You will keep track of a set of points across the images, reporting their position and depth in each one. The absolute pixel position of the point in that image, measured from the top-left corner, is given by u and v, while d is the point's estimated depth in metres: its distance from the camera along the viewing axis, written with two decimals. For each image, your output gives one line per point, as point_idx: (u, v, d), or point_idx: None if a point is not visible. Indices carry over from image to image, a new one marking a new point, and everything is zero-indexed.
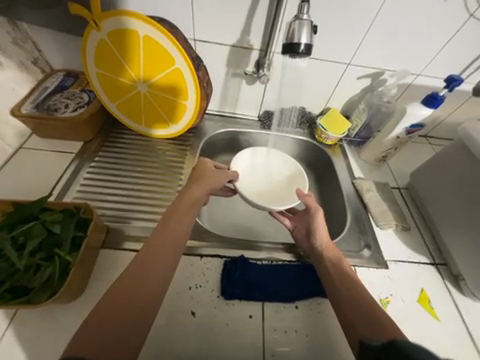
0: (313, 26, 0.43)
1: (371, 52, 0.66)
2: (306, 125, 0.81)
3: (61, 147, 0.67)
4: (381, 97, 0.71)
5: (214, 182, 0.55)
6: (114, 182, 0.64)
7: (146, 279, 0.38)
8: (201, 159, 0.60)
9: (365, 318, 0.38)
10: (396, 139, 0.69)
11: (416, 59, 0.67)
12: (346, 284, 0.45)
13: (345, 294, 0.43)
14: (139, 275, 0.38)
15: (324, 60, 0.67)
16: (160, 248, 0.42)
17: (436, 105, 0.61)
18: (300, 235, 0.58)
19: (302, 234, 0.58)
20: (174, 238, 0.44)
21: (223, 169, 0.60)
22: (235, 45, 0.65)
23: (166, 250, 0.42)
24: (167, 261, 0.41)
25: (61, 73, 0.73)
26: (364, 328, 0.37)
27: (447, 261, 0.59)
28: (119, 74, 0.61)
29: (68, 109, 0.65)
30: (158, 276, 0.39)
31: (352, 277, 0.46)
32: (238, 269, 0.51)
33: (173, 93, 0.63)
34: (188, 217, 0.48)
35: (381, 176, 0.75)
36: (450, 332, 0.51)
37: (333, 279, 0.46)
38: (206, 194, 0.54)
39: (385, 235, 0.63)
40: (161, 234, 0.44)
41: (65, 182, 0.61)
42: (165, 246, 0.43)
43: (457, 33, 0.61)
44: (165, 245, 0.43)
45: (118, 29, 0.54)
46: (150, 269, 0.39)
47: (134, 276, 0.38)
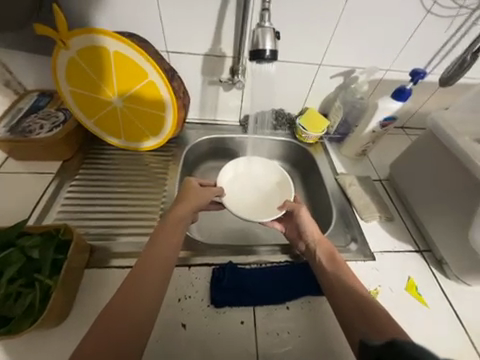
0: (275, 32, 0.45)
1: (340, 52, 0.68)
2: (287, 126, 0.82)
3: (39, 168, 0.66)
4: (354, 94, 0.74)
5: (200, 200, 0.55)
6: (97, 199, 0.63)
7: (140, 297, 0.38)
8: (187, 179, 0.60)
9: (358, 314, 0.41)
10: (372, 133, 0.71)
11: (383, 55, 0.70)
12: (338, 280, 0.46)
13: (342, 296, 0.44)
14: (132, 294, 0.38)
15: (296, 63, 0.69)
16: (150, 263, 0.42)
17: (405, 98, 0.64)
18: (293, 236, 0.60)
19: (295, 235, 0.59)
20: (164, 251, 0.44)
21: (208, 186, 0.60)
22: (208, 53, 0.66)
23: (156, 264, 0.42)
24: (155, 282, 0.40)
25: (35, 93, 0.72)
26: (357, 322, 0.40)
27: (431, 247, 0.61)
28: (96, 92, 0.61)
29: (44, 129, 0.64)
30: (152, 291, 0.39)
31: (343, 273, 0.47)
32: (227, 276, 0.51)
33: (149, 105, 0.63)
34: (178, 229, 0.49)
35: (363, 170, 0.77)
36: (439, 317, 0.52)
37: (325, 276, 0.48)
38: (194, 207, 0.54)
39: (370, 227, 0.64)
40: (149, 249, 0.44)
41: (45, 204, 0.60)
42: (156, 261, 0.43)
43: (417, 29, 0.65)
44: (155, 259, 0.43)
45: (88, 47, 0.54)
46: (143, 285, 0.39)
47: (123, 303, 0.37)
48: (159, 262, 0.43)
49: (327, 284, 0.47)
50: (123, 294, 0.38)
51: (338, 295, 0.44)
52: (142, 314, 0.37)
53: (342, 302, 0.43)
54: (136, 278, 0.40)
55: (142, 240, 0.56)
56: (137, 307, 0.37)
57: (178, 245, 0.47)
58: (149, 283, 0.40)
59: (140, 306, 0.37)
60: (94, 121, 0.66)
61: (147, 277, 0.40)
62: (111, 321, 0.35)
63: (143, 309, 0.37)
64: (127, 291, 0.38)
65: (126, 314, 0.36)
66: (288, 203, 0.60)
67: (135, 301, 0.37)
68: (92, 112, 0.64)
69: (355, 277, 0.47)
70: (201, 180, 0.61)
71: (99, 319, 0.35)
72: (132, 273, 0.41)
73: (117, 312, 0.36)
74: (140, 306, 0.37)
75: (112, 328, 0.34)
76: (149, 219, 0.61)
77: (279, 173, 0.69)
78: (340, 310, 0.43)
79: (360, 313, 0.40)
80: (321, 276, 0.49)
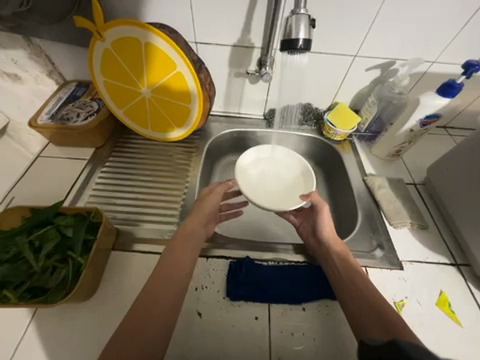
0: (310, 20, 0.42)
1: (379, 42, 0.62)
2: (313, 122, 0.79)
3: (74, 154, 0.71)
4: (392, 89, 0.67)
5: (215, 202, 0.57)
6: (124, 187, 0.66)
7: (163, 299, 0.41)
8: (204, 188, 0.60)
9: (369, 316, 0.40)
10: (409, 132, 0.65)
11: (431, 45, 0.63)
12: (348, 283, 0.45)
13: (356, 298, 0.43)
14: (158, 289, 0.41)
15: (328, 54, 0.65)
16: (170, 265, 0.44)
17: (453, 94, 0.57)
18: (305, 233, 0.59)
19: (307, 233, 0.58)
20: (185, 255, 0.47)
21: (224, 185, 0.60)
22: (236, 44, 0.64)
23: (176, 267, 0.44)
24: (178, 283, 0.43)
25: (73, 84, 0.77)
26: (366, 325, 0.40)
27: (470, 262, 0.55)
28: (126, 83, 0.63)
29: (80, 118, 0.68)
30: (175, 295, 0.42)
31: (357, 275, 0.46)
32: (243, 270, 0.51)
33: (176, 97, 0.64)
34: (197, 235, 0.51)
35: (395, 172, 0.71)
36: (475, 338, 0.47)
37: (334, 280, 0.47)
38: (209, 214, 0.55)
39: (399, 234, 0.59)
40: (169, 251, 0.47)
41: (79, 188, 0.64)
42: (177, 264, 0.45)
43: (476, 14, 0.57)
44: (178, 262, 0.45)
45: (121, 38, 0.56)
46: (166, 286, 0.42)
47: (150, 297, 0.40)
48: (179, 265, 0.45)
49: (340, 288, 0.46)
50: (146, 295, 0.40)
51: (354, 301, 0.43)
52: (166, 316, 0.40)
53: (351, 305, 0.43)
54: (156, 279, 0.42)
55: (164, 227, 0.59)
56: (162, 309, 0.40)
57: (196, 252, 0.49)
58: (170, 287, 0.42)
59: (164, 308, 0.40)
60: (123, 110, 0.68)
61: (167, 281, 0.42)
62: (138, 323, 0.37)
63: (165, 312, 0.40)
64: (149, 293, 0.41)
65: (151, 316, 0.39)
66: (313, 196, 0.58)
67: (158, 304, 0.40)
68: (123, 102, 0.67)
69: (370, 282, 0.45)
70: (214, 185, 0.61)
71: (126, 320, 0.38)
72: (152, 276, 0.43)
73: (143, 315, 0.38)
74: (165, 307, 0.40)
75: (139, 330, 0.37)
76: (170, 207, 0.63)
77: (302, 164, 0.68)
78: (351, 312, 0.43)
79: (377, 317, 0.40)
80: (334, 278, 0.47)
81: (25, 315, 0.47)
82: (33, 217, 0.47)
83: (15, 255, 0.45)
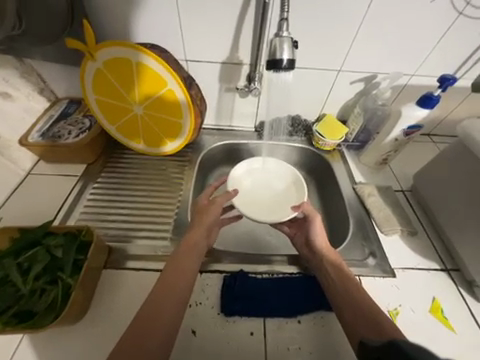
0: (293, 41, 0.45)
1: (360, 58, 0.66)
2: (303, 133, 0.81)
3: (65, 171, 0.70)
4: (376, 100, 0.71)
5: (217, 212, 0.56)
6: (117, 202, 0.66)
7: (165, 311, 0.40)
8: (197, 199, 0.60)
9: (366, 323, 0.41)
10: (394, 141, 0.67)
11: (409, 60, 0.66)
12: (344, 291, 0.45)
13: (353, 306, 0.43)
14: (160, 300, 0.41)
15: (313, 69, 0.68)
16: (172, 277, 0.44)
17: (432, 105, 0.59)
18: (299, 244, 0.59)
19: (301, 244, 0.58)
20: (188, 266, 0.46)
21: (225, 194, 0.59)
22: (225, 62, 0.67)
23: (179, 279, 0.44)
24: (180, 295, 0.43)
25: (65, 101, 0.77)
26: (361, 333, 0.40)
27: (460, 266, 0.56)
28: (118, 100, 0.64)
29: (71, 135, 0.68)
30: (177, 308, 0.41)
31: (352, 284, 0.46)
32: (238, 284, 0.50)
33: (168, 112, 0.65)
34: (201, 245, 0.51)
35: (383, 180, 0.73)
36: (469, 345, 0.47)
37: (330, 289, 0.47)
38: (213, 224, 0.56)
39: (390, 241, 0.60)
40: (173, 263, 0.46)
41: (70, 205, 0.63)
42: (180, 275, 0.45)
43: (447, 32, 0.61)
44: (181, 272, 0.45)
45: (112, 58, 0.58)
46: (168, 298, 0.42)
47: (152, 309, 0.40)
48: (182, 276, 0.45)
49: (335, 299, 0.46)
50: (149, 307, 0.40)
51: (349, 311, 0.43)
52: (167, 329, 0.39)
53: (346, 313, 0.43)
54: (160, 290, 0.42)
55: (157, 243, 0.58)
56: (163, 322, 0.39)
57: (199, 263, 0.49)
58: (172, 299, 0.42)
59: (165, 320, 0.40)
60: (115, 127, 0.69)
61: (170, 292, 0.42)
62: (140, 334, 0.37)
63: (167, 324, 0.39)
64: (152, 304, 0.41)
65: (153, 329, 0.38)
66: (304, 206, 0.59)
67: (160, 316, 0.40)
68: (115, 118, 0.67)
69: (363, 291, 0.46)
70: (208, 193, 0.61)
71: (128, 332, 0.38)
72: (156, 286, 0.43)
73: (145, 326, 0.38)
74: (166, 319, 0.40)
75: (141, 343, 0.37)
76: (163, 222, 0.63)
77: (293, 174, 0.69)
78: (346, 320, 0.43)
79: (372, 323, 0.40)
80: (328, 288, 0.48)
81: (10, 341, 0.45)
82: (21, 238, 0.47)
83: (3, 278, 0.44)
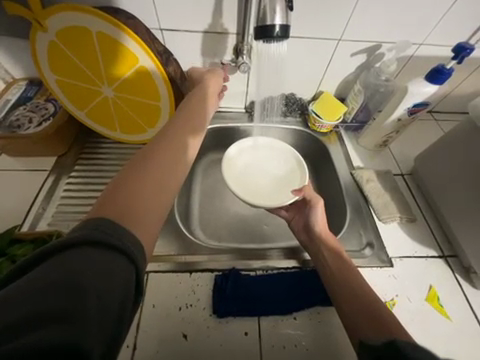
0: (288, 1, 0.36)
1: (364, 24, 0.57)
2: (298, 113, 0.74)
3: (33, 165, 0.62)
4: (379, 76, 0.63)
5: (216, 86, 0.54)
6: (93, 199, 0.59)
7: (154, 185, 0.30)
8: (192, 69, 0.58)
9: (362, 300, 0.39)
10: (397, 121, 0.62)
11: (418, 27, 0.58)
12: (339, 272, 0.44)
13: (351, 296, 0.40)
14: (154, 156, 0.33)
15: (310, 38, 0.59)
16: (160, 155, 0.33)
17: (442, 80, 0.53)
18: (298, 229, 0.56)
19: (299, 229, 0.55)
20: (186, 132, 0.39)
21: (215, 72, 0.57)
22: (207, 30, 0.57)
23: (178, 136, 0.37)
24: (181, 142, 0.36)
25: (23, 82, 0.66)
26: (356, 309, 0.38)
27: (458, 253, 0.55)
28: (82, 80, 0.54)
29: (32, 124, 0.59)
30: (171, 190, 0.32)
31: (350, 268, 0.44)
32: (230, 283, 0.48)
33: (143, 94, 0.56)
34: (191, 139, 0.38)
35: (383, 163, 0.69)
36: (462, 331, 0.47)
37: (326, 271, 0.45)
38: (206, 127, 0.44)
39: (388, 229, 0.58)
40: (155, 149, 0.34)
41: (41, 204, 0.57)
42: (177, 135, 0.37)
43: None
44: (176, 136, 0.37)
45: (67, 28, 0.47)
46: (168, 147, 0.34)
47: (148, 153, 0.33)
48: (172, 160, 0.33)
49: (332, 289, 0.43)
50: (136, 171, 0.31)
51: (347, 304, 0.40)
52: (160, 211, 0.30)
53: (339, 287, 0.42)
54: (143, 160, 0.32)
55: None
56: (162, 159, 0.33)
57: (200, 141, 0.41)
58: (173, 144, 0.35)
59: (165, 159, 0.33)
60: (85, 112, 0.60)
61: (166, 155, 0.33)
62: (123, 202, 0.27)
63: (157, 204, 0.30)
64: (134, 165, 0.31)
65: (153, 167, 0.32)
66: (305, 190, 0.57)
67: (157, 157, 0.33)
68: (81, 102, 0.58)
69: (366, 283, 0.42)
70: (204, 70, 0.58)
71: (124, 176, 0.30)
72: (134, 161, 0.32)
73: (128, 193, 0.28)
74: (167, 155, 0.34)
75: (129, 216, 0.27)
76: None
77: (291, 154, 0.66)
78: (337, 295, 0.42)
79: (371, 315, 0.36)
80: (325, 278, 0.45)
81: None
82: None
83: None
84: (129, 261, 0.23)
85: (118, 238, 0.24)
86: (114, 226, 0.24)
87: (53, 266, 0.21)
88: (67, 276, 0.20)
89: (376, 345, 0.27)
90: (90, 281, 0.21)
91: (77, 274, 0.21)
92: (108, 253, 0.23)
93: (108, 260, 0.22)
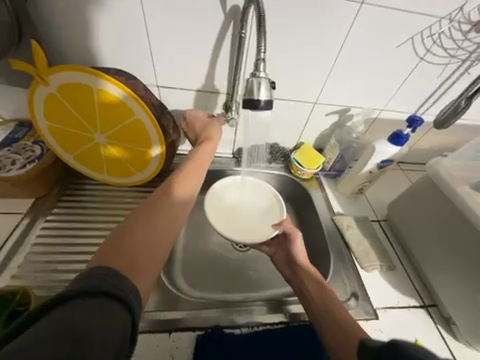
0: (271, 82, 0.42)
1: (335, 92, 0.67)
2: (281, 160, 0.80)
3: (5, 207, 0.58)
4: (351, 133, 0.74)
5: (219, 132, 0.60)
6: (69, 246, 0.56)
7: (155, 231, 0.34)
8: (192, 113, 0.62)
9: (346, 326, 0.40)
10: (369, 173, 0.69)
11: (379, 97, 0.69)
12: (323, 305, 0.44)
13: (335, 329, 0.40)
14: (158, 205, 0.37)
15: (290, 100, 0.67)
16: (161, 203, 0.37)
17: (402, 143, 0.61)
18: (281, 263, 0.57)
19: (281, 263, 0.57)
20: (189, 182, 0.44)
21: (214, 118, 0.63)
22: (201, 89, 0.64)
23: (182, 187, 0.42)
24: (184, 193, 0.41)
25: (12, 123, 0.66)
26: (341, 336, 0.39)
27: (436, 302, 0.56)
28: (75, 128, 0.56)
29: (15, 166, 0.57)
30: (171, 234, 0.35)
31: (330, 295, 0.46)
32: (213, 344, 0.44)
33: (135, 142, 0.59)
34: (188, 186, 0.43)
35: (360, 209, 0.74)
36: None
37: (310, 305, 0.46)
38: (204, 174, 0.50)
39: (370, 277, 0.59)
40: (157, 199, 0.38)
41: (8, 252, 0.52)
42: (182, 186, 0.42)
43: (411, 73, 0.64)
44: (180, 186, 0.42)
45: (68, 84, 0.51)
46: (172, 197, 0.39)
47: (154, 202, 0.37)
48: (174, 211, 0.38)
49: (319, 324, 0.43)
50: (142, 219, 0.34)
51: (333, 338, 0.39)
52: (160, 254, 0.33)
53: (325, 317, 0.43)
54: (146, 209, 0.36)
55: None
56: (166, 208, 0.37)
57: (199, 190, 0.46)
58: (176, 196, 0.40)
59: (169, 209, 0.37)
60: (73, 156, 0.60)
61: (170, 204, 0.38)
62: (126, 248, 0.30)
63: (157, 248, 0.33)
64: (140, 215, 0.35)
65: (157, 215, 0.35)
66: (285, 224, 0.59)
67: (162, 206, 0.37)
68: (71, 147, 0.59)
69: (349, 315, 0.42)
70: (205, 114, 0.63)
71: (129, 224, 0.33)
72: (139, 208, 0.36)
73: (132, 240, 0.31)
74: (171, 204, 0.38)
75: (134, 260, 0.29)
76: None
77: (270, 189, 0.67)
78: (324, 330, 0.42)
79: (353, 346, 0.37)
80: (311, 312, 0.45)
81: None
82: None
83: None
84: (126, 309, 0.24)
85: (120, 289, 0.24)
86: (117, 273, 0.26)
87: (53, 320, 0.21)
88: (69, 329, 0.20)
89: (374, 345, 0.29)
90: (92, 334, 0.21)
91: (79, 327, 0.21)
92: (111, 300, 0.23)
93: (108, 307, 0.23)
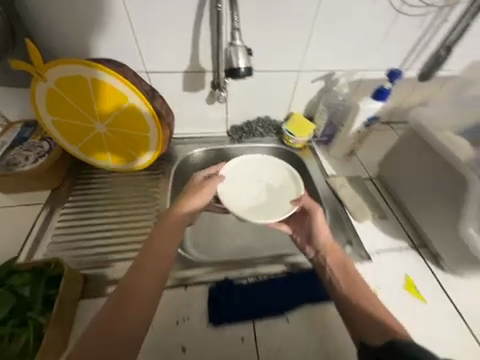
0: (248, 49, 0.45)
1: (317, 57, 0.69)
2: (274, 132, 0.83)
3: (26, 200, 0.65)
4: (337, 96, 0.76)
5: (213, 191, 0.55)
6: (88, 227, 0.62)
7: (141, 300, 0.36)
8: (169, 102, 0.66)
9: (369, 307, 0.40)
10: (357, 133, 0.72)
11: (361, 57, 0.70)
12: (346, 283, 0.45)
13: (355, 305, 0.41)
14: (135, 281, 0.38)
15: (274, 71, 0.70)
16: (147, 263, 0.40)
17: (384, 98, 0.64)
18: (301, 241, 0.56)
19: (303, 241, 0.56)
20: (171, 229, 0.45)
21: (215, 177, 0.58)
22: (187, 70, 0.66)
23: (163, 243, 0.43)
24: (167, 245, 0.43)
25: (19, 124, 0.71)
26: (362, 314, 0.39)
27: (426, 242, 0.61)
28: (77, 119, 0.61)
29: (29, 161, 0.63)
30: (154, 288, 0.38)
31: (351, 273, 0.46)
32: (223, 292, 0.51)
33: (133, 127, 0.63)
34: (176, 235, 0.45)
35: (353, 170, 0.77)
36: (438, 313, 0.52)
37: (331, 283, 0.46)
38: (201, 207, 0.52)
39: (363, 227, 0.64)
40: (145, 252, 0.41)
41: (36, 235, 0.59)
42: (166, 239, 0.43)
43: (391, 28, 0.65)
44: (161, 240, 0.43)
45: (64, 77, 0.55)
46: (150, 261, 0.40)
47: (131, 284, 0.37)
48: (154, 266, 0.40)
49: (338, 299, 0.43)
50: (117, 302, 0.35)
51: (354, 315, 0.40)
52: (145, 314, 0.35)
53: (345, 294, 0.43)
54: (136, 271, 0.39)
55: None
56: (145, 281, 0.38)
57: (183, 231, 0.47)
58: (157, 266, 0.40)
59: (149, 276, 0.39)
60: (79, 147, 0.65)
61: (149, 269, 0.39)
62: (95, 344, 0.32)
63: (143, 321, 0.35)
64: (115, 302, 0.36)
65: (134, 299, 0.36)
66: (304, 199, 0.59)
67: (140, 285, 0.37)
68: (75, 138, 0.64)
69: (371, 293, 0.43)
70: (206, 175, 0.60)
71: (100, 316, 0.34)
72: (116, 292, 0.37)
73: (100, 331, 0.33)
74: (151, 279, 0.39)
75: (113, 325, 0.33)
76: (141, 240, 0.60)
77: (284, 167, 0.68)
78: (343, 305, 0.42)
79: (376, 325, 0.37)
80: (330, 288, 0.46)
81: None
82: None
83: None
84: None
85: None
86: None
87: None
88: None
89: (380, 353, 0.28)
90: None
91: None
92: None
93: None
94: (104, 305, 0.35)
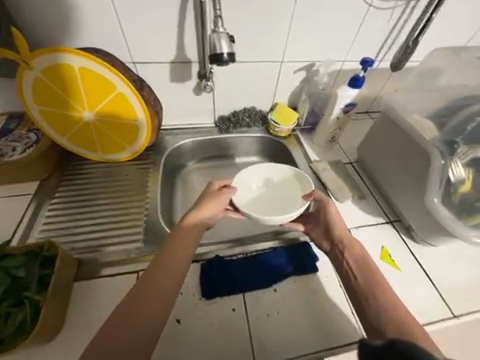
0: (230, 37, 0.48)
1: (297, 48, 0.73)
2: (260, 122, 0.86)
3: (14, 191, 0.64)
4: (318, 86, 0.81)
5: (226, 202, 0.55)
6: (79, 215, 0.63)
7: (154, 304, 0.37)
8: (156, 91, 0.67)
9: (382, 302, 0.42)
10: (337, 120, 0.77)
11: (338, 48, 0.75)
12: (364, 281, 0.46)
13: (373, 304, 0.42)
14: (150, 287, 0.38)
15: (258, 62, 0.73)
16: (162, 268, 0.41)
17: (359, 85, 0.69)
18: (318, 238, 0.57)
19: (320, 238, 0.56)
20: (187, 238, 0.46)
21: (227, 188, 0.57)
22: (174, 61, 0.68)
23: (179, 251, 0.43)
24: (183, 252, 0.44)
25: (3, 117, 0.70)
26: (376, 309, 0.42)
27: (400, 217, 0.67)
28: (65, 109, 0.62)
29: (16, 151, 0.63)
30: (168, 294, 0.39)
31: (370, 266, 0.47)
32: (214, 268, 0.54)
33: (122, 116, 0.64)
34: (188, 248, 0.45)
35: (335, 155, 0.82)
36: (411, 277, 0.58)
37: (350, 282, 0.47)
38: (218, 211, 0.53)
39: (344, 206, 0.69)
40: (162, 256, 0.42)
41: (26, 225, 0.59)
42: (182, 248, 0.44)
43: (364, 21, 0.70)
44: (177, 247, 0.44)
45: (52, 66, 0.55)
46: (168, 267, 0.41)
47: (148, 288, 0.38)
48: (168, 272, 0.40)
49: (357, 298, 0.45)
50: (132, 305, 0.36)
51: (374, 313, 0.41)
52: (159, 316, 0.37)
53: (362, 287, 0.45)
54: (148, 276, 0.39)
55: (127, 246, 0.58)
56: (160, 286, 0.39)
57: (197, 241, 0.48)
58: (172, 273, 0.41)
59: (163, 281, 0.39)
60: (68, 137, 0.66)
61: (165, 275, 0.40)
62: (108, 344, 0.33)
63: (156, 323, 0.36)
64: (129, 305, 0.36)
65: (149, 302, 0.37)
66: (316, 195, 0.59)
67: (156, 289, 0.38)
68: (64, 128, 0.64)
69: (390, 290, 0.44)
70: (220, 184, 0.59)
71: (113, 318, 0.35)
72: (131, 295, 0.38)
73: (112, 333, 0.34)
74: (166, 284, 0.39)
75: (124, 326, 0.35)
76: (133, 225, 0.62)
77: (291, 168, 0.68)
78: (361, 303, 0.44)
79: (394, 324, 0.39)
80: (349, 285, 0.47)
81: None
82: None
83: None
84: None
85: None
86: None
87: None
88: None
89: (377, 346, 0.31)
90: None
91: None
92: None
93: None
94: (116, 309, 0.36)
